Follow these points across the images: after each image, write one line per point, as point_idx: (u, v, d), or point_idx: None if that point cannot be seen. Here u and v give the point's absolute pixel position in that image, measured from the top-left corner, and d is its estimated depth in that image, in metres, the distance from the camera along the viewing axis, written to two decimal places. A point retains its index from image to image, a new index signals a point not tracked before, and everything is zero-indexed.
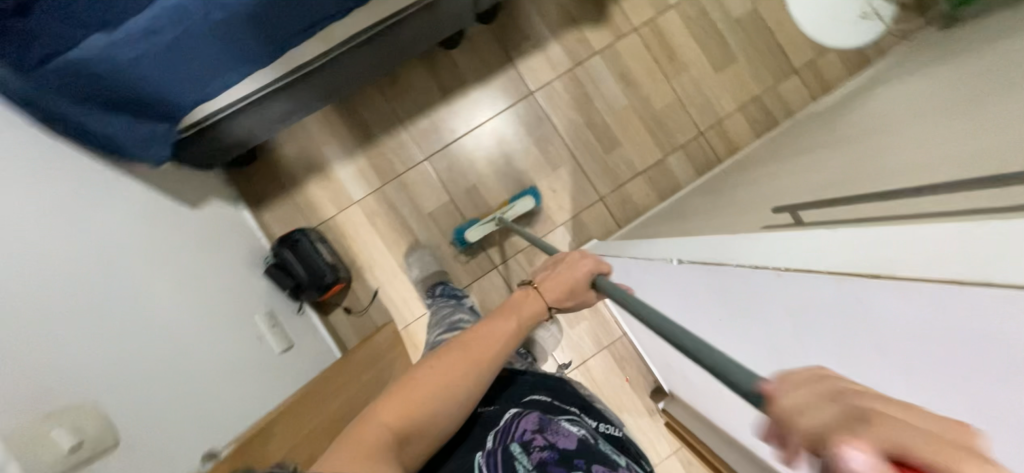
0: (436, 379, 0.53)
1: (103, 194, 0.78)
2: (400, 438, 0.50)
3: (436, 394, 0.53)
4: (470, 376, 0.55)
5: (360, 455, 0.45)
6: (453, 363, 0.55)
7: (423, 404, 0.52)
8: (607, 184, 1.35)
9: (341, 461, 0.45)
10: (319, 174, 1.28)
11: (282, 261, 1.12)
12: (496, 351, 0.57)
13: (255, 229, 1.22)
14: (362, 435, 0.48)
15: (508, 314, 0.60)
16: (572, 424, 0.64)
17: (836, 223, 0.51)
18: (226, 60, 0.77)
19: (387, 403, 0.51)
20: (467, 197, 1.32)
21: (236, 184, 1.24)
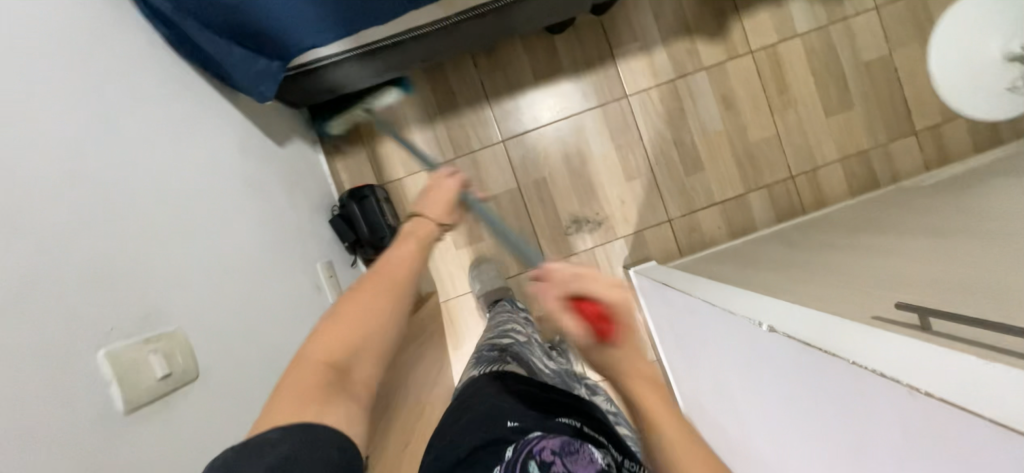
0: (360, 315, 0.58)
1: (210, 119, 0.80)
2: (338, 367, 0.56)
3: (356, 326, 0.57)
4: (391, 299, 0.60)
5: (301, 396, 0.52)
6: (367, 294, 0.59)
7: (354, 335, 0.57)
8: (680, 207, 1.30)
9: (289, 402, 0.51)
10: (396, 133, 1.28)
11: (347, 213, 1.13)
12: (397, 275, 0.63)
13: (326, 174, 1.24)
14: (298, 372, 0.54)
15: (402, 241, 0.68)
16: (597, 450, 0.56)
17: (979, 344, 0.46)
18: (348, 10, 0.76)
19: (314, 340, 0.56)
20: (534, 189, 1.30)
21: (317, 126, 1.26)
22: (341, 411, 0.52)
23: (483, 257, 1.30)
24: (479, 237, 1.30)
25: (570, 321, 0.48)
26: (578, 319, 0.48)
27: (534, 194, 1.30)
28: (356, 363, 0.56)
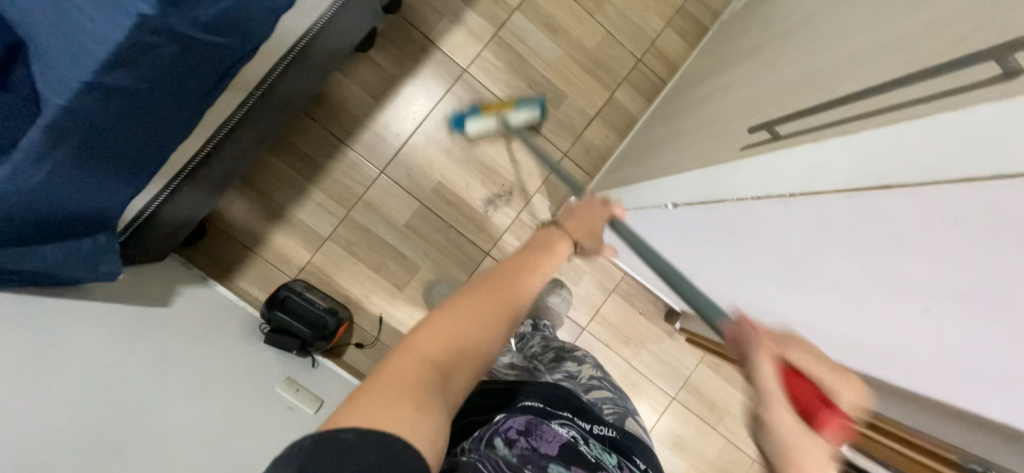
0: (470, 321, 0.51)
1: (69, 327, 0.72)
2: (443, 375, 0.47)
3: (463, 336, 0.50)
4: (498, 317, 0.54)
5: (387, 402, 0.41)
6: (478, 314, 0.52)
7: (460, 337, 0.50)
8: (567, 138, 1.34)
9: (371, 402, 0.41)
10: (279, 222, 1.21)
11: (278, 323, 1.07)
12: (519, 301, 0.57)
13: (235, 299, 1.16)
14: (400, 368, 0.45)
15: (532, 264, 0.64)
16: (560, 425, 0.71)
17: (807, 128, 0.53)
18: (145, 146, 0.70)
19: (422, 334, 0.48)
20: (436, 196, 1.29)
21: (197, 261, 1.16)
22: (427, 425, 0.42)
23: (429, 282, 1.29)
24: (414, 267, 1.28)
25: None
26: None
27: (439, 200, 1.29)
28: (453, 374, 0.48)
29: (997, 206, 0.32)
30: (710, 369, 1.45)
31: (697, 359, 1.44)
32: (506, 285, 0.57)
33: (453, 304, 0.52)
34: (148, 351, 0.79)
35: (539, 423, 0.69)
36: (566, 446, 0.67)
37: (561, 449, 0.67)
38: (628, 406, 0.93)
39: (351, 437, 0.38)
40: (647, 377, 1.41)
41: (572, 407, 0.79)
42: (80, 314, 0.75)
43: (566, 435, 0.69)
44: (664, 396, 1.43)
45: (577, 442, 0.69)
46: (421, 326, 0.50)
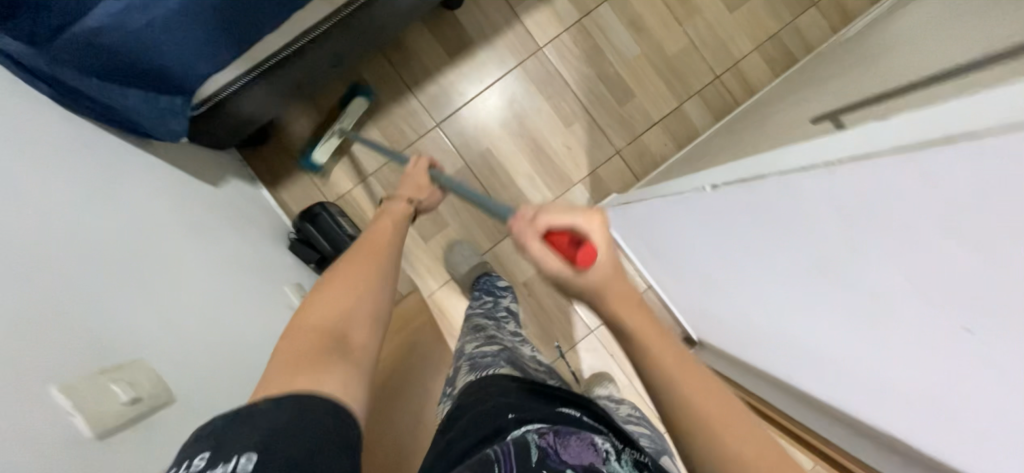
0: (342, 294, 0.59)
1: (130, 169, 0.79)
2: (339, 341, 0.56)
3: (344, 315, 0.58)
4: (380, 273, 0.64)
5: (295, 369, 0.51)
6: (367, 268, 0.63)
7: (348, 310, 0.58)
8: (623, 136, 1.32)
9: (278, 375, 0.51)
10: (332, 148, 1.27)
11: (305, 235, 1.12)
12: (380, 269, 0.64)
13: (274, 206, 1.23)
14: (294, 340, 0.54)
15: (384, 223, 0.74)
16: (595, 439, 0.64)
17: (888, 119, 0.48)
18: (236, 26, 0.75)
19: (309, 311, 0.57)
20: (481, 161, 1.31)
21: (251, 163, 1.24)
22: (340, 382, 0.52)
23: (453, 241, 1.30)
24: (443, 223, 1.30)
25: (547, 255, 0.48)
26: (553, 251, 0.48)
27: (483, 166, 1.31)
28: (352, 329, 0.57)
29: None
30: None
31: None
32: (349, 259, 0.64)
33: (320, 292, 0.60)
34: (188, 218, 0.85)
35: (573, 440, 0.61)
36: (598, 469, 0.58)
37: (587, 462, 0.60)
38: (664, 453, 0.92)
39: (264, 411, 0.46)
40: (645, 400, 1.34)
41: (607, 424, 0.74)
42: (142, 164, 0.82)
43: (598, 449, 0.61)
44: None
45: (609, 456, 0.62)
46: (315, 292, 0.60)
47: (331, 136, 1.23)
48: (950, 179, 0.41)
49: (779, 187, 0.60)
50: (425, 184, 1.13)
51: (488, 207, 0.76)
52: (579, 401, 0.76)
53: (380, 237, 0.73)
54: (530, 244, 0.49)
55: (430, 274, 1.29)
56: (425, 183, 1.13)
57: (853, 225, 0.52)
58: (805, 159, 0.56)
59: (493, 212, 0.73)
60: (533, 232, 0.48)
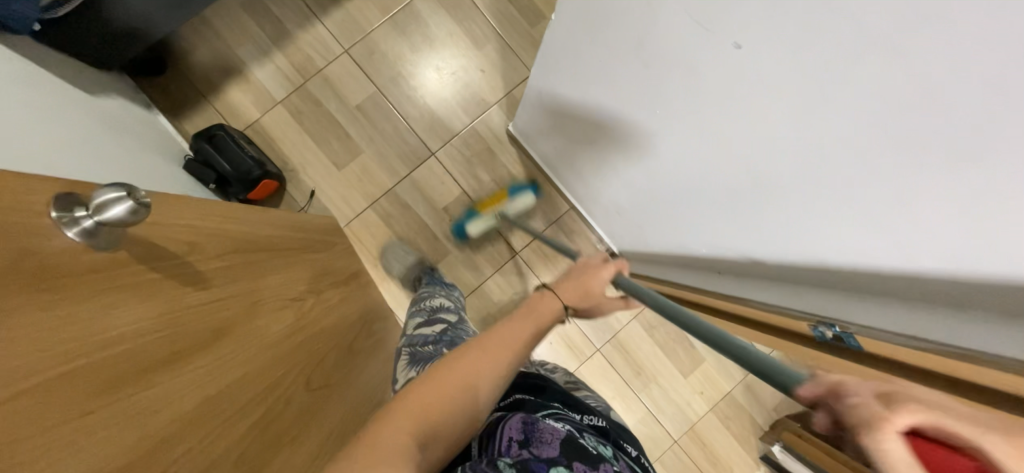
0: (439, 394, 0.53)
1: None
2: (422, 440, 0.49)
3: (433, 424, 0.51)
4: (491, 359, 0.57)
5: (372, 462, 0.43)
6: (484, 364, 0.56)
7: (430, 415, 0.51)
8: (536, 58, 1.33)
9: (351, 458, 0.44)
10: (236, 77, 1.24)
11: (202, 155, 1.09)
12: (513, 347, 0.59)
13: (174, 135, 1.18)
14: (376, 438, 0.47)
15: (528, 319, 0.63)
16: (555, 421, 0.69)
17: None
18: None
19: (404, 404, 0.51)
20: (394, 87, 1.29)
21: (149, 93, 1.20)
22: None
23: (369, 169, 1.28)
24: (357, 150, 1.28)
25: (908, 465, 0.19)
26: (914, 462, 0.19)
27: (395, 91, 1.29)
28: (438, 434, 0.51)
29: None
30: (644, 330, 1.37)
31: (630, 315, 1.36)
32: (487, 336, 0.60)
33: (433, 382, 0.53)
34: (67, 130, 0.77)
35: (534, 425, 0.64)
36: (565, 442, 0.63)
37: (560, 445, 0.62)
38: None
39: None
40: (571, 320, 1.34)
41: (560, 399, 0.80)
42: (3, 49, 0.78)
43: (563, 432, 0.65)
44: (589, 347, 1.35)
45: (576, 435, 0.66)
46: (421, 380, 0.54)
47: None
48: (746, 36, 0.46)
49: (660, 65, 0.61)
50: (600, 288, 0.70)
51: (755, 355, 0.34)
52: (523, 381, 0.83)
53: (542, 313, 0.65)
54: (868, 439, 0.20)
55: (346, 203, 1.27)
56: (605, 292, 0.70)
57: (685, 98, 0.61)
58: (622, 39, 0.65)
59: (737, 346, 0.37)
60: (891, 424, 0.20)
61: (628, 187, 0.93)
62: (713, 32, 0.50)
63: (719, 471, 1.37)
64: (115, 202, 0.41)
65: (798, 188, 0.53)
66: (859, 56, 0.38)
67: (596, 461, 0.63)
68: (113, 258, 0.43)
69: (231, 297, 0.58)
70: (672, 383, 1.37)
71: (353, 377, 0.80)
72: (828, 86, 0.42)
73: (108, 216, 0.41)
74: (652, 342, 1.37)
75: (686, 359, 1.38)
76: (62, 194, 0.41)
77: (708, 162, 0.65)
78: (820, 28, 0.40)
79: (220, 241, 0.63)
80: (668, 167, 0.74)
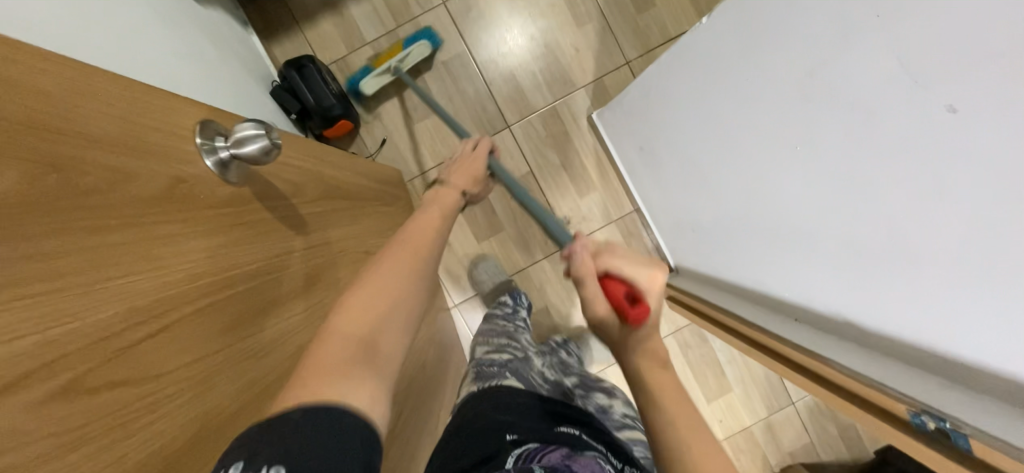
0: (382, 288, 0.49)
1: None
2: (370, 349, 0.45)
3: (381, 314, 0.47)
4: (413, 269, 0.53)
5: (323, 377, 0.40)
6: (405, 267, 0.52)
7: (375, 319, 0.47)
8: (636, 47, 1.25)
9: (303, 388, 0.40)
10: (331, 9, 1.22)
11: (290, 84, 1.09)
12: (426, 247, 0.57)
13: (263, 57, 1.18)
14: (324, 353, 0.43)
15: (434, 207, 0.71)
16: (591, 459, 0.72)
17: None
18: None
19: (342, 313, 0.45)
20: (484, 49, 1.25)
21: (246, 10, 1.19)
22: (369, 393, 0.42)
23: (442, 128, 1.26)
24: (435, 108, 1.25)
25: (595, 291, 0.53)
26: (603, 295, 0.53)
27: (485, 55, 1.25)
28: (380, 333, 0.46)
29: None
30: (678, 347, 1.35)
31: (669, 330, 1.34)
32: (411, 234, 0.59)
33: (362, 280, 0.50)
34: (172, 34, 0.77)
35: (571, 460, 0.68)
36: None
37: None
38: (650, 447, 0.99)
39: (298, 420, 0.37)
40: None
41: (605, 444, 0.82)
42: None
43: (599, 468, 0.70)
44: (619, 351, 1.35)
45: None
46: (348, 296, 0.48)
47: (386, 71, 1.17)
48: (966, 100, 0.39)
49: (790, 66, 0.58)
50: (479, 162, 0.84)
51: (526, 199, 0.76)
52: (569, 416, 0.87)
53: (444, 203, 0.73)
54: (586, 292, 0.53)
55: (413, 158, 1.26)
56: (483, 174, 0.84)
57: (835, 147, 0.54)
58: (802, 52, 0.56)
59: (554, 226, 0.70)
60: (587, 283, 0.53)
61: (717, 208, 0.86)
62: (922, 88, 0.42)
63: None
64: (251, 140, 0.42)
65: (912, 263, 0.49)
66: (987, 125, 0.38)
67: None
68: (241, 194, 0.44)
69: (321, 245, 0.58)
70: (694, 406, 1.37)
71: None
72: (946, 129, 0.41)
73: (241, 150, 0.42)
74: (684, 362, 1.35)
75: (713, 386, 1.36)
76: (206, 121, 0.42)
77: (777, 162, 0.65)
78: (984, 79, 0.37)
79: (315, 186, 0.63)
80: (774, 204, 0.68)
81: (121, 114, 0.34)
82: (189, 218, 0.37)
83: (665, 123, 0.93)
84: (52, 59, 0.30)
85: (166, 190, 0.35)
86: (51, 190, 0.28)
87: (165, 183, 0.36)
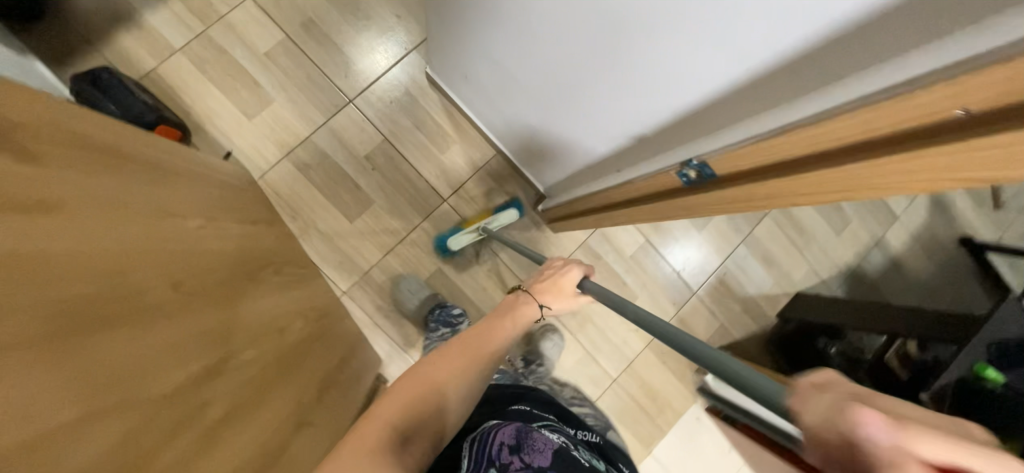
0: (460, 357, 0.62)
1: None
2: (404, 434, 0.52)
3: (465, 370, 0.61)
4: (469, 370, 0.61)
5: (361, 451, 0.47)
6: (467, 358, 0.62)
7: (415, 401, 0.55)
8: None
9: (340, 458, 0.46)
10: (128, 23, 1.15)
11: (85, 99, 1.01)
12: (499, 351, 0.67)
13: (58, 84, 1.09)
14: (361, 435, 0.49)
15: (503, 317, 0.71)
16: (548, 432, 0.70)
17: None
18: None
19: (382, 404, 0.54)
20: (303, 33, 1.24)
21: (27, 41, 1.10)
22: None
23: (283, 118, 1.23)
24: (268, 99, 1.22)
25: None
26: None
27: (306, 38, 1.25)
28: (416, 433, 0.53)
29: None
30: None
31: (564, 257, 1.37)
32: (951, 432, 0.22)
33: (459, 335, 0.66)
34: None
35: (528, 433, 0.65)
36: (557, 454, 0.62)
37: (552, 457, 0.62)
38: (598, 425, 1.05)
39: None
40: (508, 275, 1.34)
41: (556, 414, 0.83)
42: None
43: (556, 442, 0.66)
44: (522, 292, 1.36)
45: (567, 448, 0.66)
46: (403, 379, 0.58)
47: (474, 232, 1.25)
48: None
49: None
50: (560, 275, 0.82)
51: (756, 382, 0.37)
52: (524, 392, 0.89)
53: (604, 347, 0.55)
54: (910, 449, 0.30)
55: (259, 154, 1.21)
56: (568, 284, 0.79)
57: None
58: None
59: (758, 382, 0.37)
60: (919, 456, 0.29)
61: (527, 93, 0.88)
62: None
63: (658, 404, 1.44)
64: None
65: (654, 32, 0.49)
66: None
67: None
68: None
69: (70, 181, 0.53)
70: (609, 322, 1.40)
71: (253, 301, 0.77)
72: None
73: None
74: None
75: (620, 298, 1.41)
76: None
77: (560, 43, 0.64)
78: None
79: (65, 134, 0.57)
80: (546, 48, 0.68)
81: None
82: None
83: (464, 41, 0.93)
84: None
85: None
86: None
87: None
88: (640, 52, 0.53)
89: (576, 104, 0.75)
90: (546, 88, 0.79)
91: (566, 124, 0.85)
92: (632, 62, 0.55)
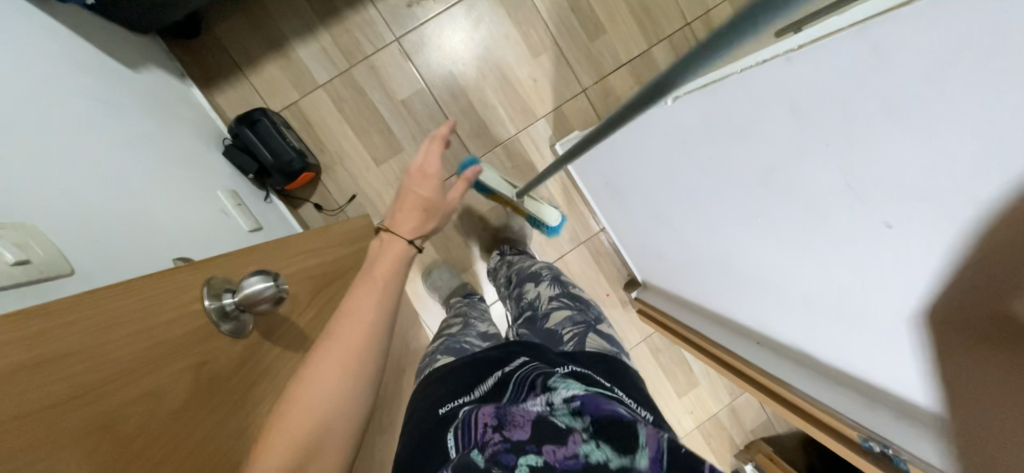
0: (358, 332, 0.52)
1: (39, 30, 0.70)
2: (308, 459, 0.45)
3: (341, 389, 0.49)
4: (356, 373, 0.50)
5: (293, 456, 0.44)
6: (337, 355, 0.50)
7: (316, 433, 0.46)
8: (591, 75, 1.28)
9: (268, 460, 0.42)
10: (276, 51, 1.15)
11: (243, 141, 1.04)
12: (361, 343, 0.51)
13: (207, 109, 1.11)
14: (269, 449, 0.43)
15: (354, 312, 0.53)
16: (528, 400, 0.58)
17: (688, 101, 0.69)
18: None
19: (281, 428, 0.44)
20: (443, 87, 1.24)
21: (183, 59, 1.11)
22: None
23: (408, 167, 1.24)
24: (397, 148, 1.23)
25: None
26: None
27: (444, 90, 1.24)
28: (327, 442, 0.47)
29: (709, 305, 1.01)
30: (650, 350, 1.45)
31: (641, 336, 1.43)
32: None
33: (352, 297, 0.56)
34: (112, 129, 0.72)
35: (510, 412, 0.55)
36: (539, 425, 0.52)
37: (534, 429, 0.52)
38: (593, 317, 0.88)
39: None
40: None
41: (532, 355, 0.71)
42: (52, 34, 0.73)
43: (538, 409, 0.55)
44: None
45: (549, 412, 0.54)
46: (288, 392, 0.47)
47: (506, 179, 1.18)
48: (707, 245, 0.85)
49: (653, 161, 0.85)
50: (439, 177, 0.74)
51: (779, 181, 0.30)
52: (502, 349, 0.76)
53: None
54: None
55: (381, 200, 1.23)
56: (431, 210, 0.73)
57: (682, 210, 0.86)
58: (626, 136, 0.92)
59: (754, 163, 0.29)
60: None
61: (637, 210, 1.08)
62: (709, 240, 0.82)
63: None
64: (262, 295, 0.42)
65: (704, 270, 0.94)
66: (702, 286, 0.99)
67: (565, 434, 0.50)
68: (250, 344, 0.45)
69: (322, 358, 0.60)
70: (667, 402, 1.49)
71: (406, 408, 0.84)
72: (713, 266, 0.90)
73: (255, 308, 0.43)
74: (656, 363, 1.46)
75: (683, 381, 1.48)
76: (210, 278, 0.43)
77: (659, 216, 0.99)
78: (716, 273, 0.89)
79: (308, 286, 0.63)
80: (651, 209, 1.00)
81: (168, 350, 0.37)
82: (230, 402, 0.42)
83: (601, 147, 1.05)
84: (110, 319, 0.34)
85: (189, 391, 0.38)
86: (165, 434, 0.34)
87: (188, 380, 0.38)
88: (685, 263, 1.00)
89: (665, 246, 1.06)
90: (641, 236, 1.14)
91: (708, 276, 0.94)
92: (682, 258, 1.00)
